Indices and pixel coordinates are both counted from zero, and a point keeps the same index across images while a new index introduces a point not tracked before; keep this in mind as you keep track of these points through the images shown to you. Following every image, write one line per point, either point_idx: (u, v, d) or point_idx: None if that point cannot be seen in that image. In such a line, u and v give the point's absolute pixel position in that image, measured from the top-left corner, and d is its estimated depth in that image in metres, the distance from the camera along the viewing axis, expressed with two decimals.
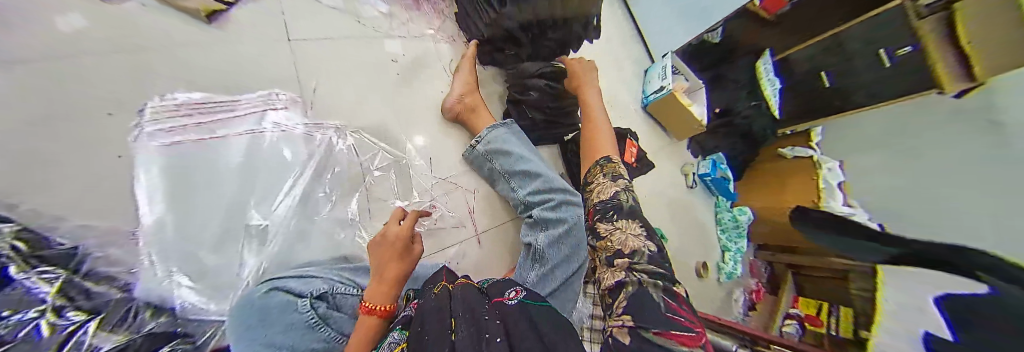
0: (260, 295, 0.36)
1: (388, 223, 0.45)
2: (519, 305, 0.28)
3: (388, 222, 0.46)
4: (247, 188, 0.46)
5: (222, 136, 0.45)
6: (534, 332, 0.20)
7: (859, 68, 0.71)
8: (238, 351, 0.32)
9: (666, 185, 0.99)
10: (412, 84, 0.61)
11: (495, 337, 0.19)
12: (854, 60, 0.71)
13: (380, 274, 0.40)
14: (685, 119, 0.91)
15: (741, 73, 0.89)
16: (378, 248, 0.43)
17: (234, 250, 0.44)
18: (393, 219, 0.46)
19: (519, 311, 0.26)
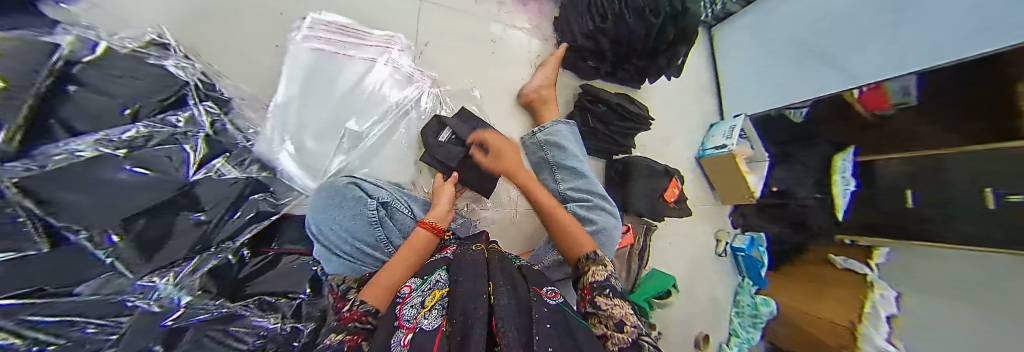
0: (343, 185, 0.45)
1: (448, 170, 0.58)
2: (557, 307, 0.34)
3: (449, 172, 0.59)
4: (351, 102, 0.55)
5: (351, 56, 0.55)
6: (569, 334, 0.28)
7: (955, 200, 0.62)
8: (318, 222, 0.43)
9: (694, 244, 0.96)
10: (500, 65, 0.69)
11: (541, 323, 0.28)
12: (953, 191, 0.62)
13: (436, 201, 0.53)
14: (739, 188, 0.90)
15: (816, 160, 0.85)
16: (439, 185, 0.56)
17: (329, 146, 0.54)
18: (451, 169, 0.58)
19: (561, 312, 0.33)
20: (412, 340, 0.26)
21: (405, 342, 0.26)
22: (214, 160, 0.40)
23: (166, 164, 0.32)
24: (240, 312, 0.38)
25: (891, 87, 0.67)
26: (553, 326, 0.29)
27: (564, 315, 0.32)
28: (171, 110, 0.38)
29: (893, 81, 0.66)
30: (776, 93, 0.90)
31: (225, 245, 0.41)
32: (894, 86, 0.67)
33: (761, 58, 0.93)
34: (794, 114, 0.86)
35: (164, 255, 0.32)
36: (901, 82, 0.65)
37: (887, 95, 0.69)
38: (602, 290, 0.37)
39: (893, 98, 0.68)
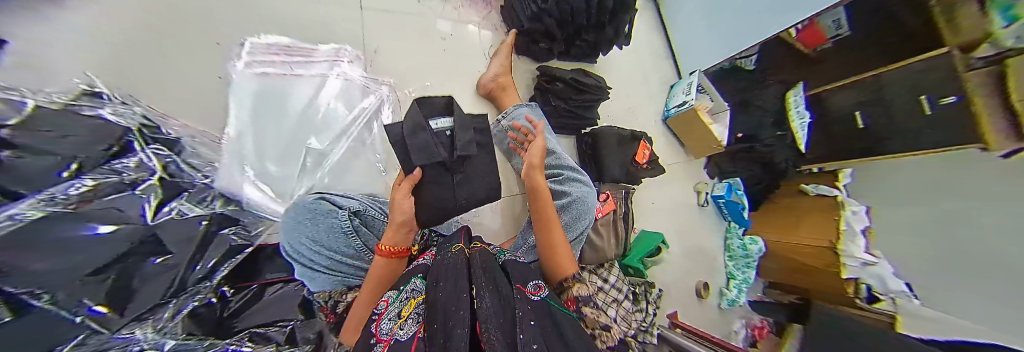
0: (310, 201, 0.44)
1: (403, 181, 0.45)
2: (541, 302, 0.37)
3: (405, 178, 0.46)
4: (308, 120, 0.54)
5: (299, 74, 0.54)
6: (553, 327, 0.33)
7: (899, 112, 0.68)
8: (289, 241, 0.42)
9: (676, 200, 1.00)
10: (454, 61, 0.70)
11: (526, 322, 0.31)
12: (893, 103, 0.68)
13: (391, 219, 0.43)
14: (706, 139, 0.94)
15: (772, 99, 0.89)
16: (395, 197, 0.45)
17: (292, 168, 0.53)
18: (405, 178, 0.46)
19: (544, 307, 0.36)
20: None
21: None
22: (173, 201, 0.39)
23: (121, 214, 0.31)
24: (232, 347, 0.37)
25: (824, 21, 0.69)
26: (538, 322, 0.33)
27: (548, 308, 0.36)
28: (114, 159, 0.36)
29: (826, 16, 0.67)
30: (723, 47, 0.92)
31: (198, 287, 0.39)
32: (827, 20, 0.68)
33: (704, 15, 0.95)
34: (745, 64, 0.89)
35: (139, 300, 0.30)
36: (833, 16, 0.67)
37: (821, 30, 0.71)
38: (585, 301, 0.41)
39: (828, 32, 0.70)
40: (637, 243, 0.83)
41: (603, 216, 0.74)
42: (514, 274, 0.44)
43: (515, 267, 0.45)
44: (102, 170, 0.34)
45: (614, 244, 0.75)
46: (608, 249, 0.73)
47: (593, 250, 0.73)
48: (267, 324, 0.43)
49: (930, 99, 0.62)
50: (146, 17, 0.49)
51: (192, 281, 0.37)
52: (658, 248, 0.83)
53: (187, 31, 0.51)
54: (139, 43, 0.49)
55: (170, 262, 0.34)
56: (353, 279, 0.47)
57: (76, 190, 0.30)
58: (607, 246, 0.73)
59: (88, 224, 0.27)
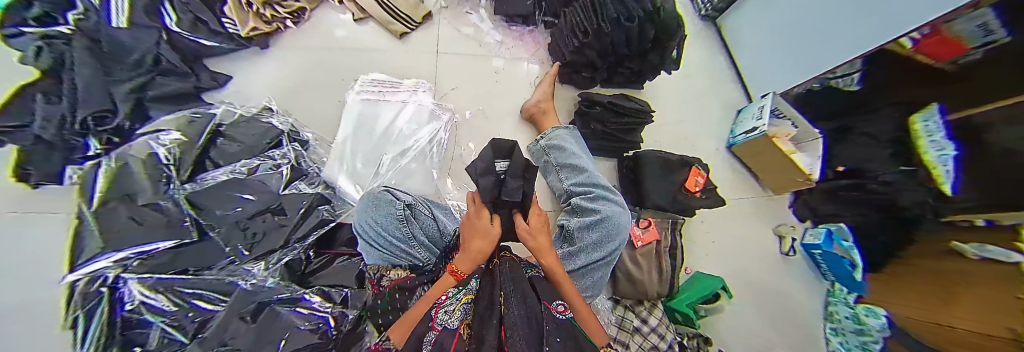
0: (379, 191, 0.57)
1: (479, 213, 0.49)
2: (567, 323, 0.37)
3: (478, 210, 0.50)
4: (388, 134, 0.69)
5: (388, 100, 0.71)
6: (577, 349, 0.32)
7: None
8: (359, 220, 0.54)
9: (743, 242, 0.86)
10: (505, 90, 0.81)
11: (552, 337, 0.31)
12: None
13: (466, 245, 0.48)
14: (787, 171, 0.81)
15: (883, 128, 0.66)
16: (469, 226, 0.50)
17: (370, 168, 0.67)
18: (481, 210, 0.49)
19: (568, 328, 0.36)
20: (437, 339, 0.30)
21: (431, 343, 0.30)
22: (295, 181, 0.59)
23: (261, 184, 0.54)
24: (302, 297, 0.51)
25: (959, 28, 0.43)
26: (563, 341, 0.32)
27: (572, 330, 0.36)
28: (272, 149, 0.59)
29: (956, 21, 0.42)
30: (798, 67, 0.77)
31: (292, 246, 0.55)
32: (964, 28, 0.43)
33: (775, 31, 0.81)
34: (844, 83, 0.69)
35: (264, 243, 0.51)
36: (975, 19, 0.40)
37: (959, 38, 0.45)
38: None
39: (970, 39, 0.44)
40: (689, 286, 0.72)
41: (643, 245, 0.68)
42: (540, 290, 0.44)
43: (542, 285, 0.45)
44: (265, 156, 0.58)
45: (657, 279, 0.67)
46: (648, 283, 0.66)
47: (631, 283, 0.67)
48: (334, 285, 0.55)
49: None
50: (308, 65, 0.75)
51: (296, 239, 0.55)
52: (715, 295, 0.70)
53: (327, 72, 0.75)
54: (300, 80, 0.74)
55: (282, 221, 0.53)
56: (394, 259, 0.54)
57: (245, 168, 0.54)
58: (646, 280, 0.66)
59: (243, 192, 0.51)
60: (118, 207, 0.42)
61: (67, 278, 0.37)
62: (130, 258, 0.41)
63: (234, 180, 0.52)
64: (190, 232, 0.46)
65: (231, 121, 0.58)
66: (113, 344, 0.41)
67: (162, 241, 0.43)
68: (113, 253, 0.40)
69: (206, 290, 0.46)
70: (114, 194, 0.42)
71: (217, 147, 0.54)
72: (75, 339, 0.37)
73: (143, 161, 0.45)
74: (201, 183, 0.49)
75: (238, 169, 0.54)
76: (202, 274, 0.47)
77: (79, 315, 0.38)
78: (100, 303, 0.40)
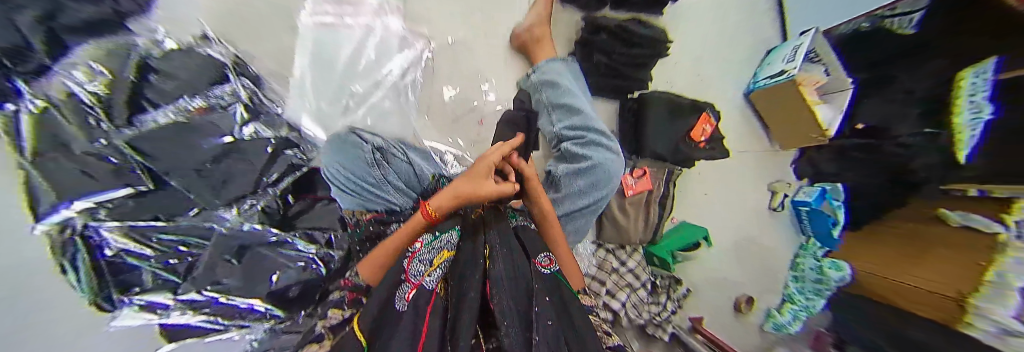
0: (345, 132, 0.51)
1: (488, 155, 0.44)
2: (552, 276, 0.37)
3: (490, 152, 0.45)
4: (352, 65, 0.58)
5: (348, 22, 0.57)
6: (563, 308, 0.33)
7: None
8: (326, 165, 0.49)
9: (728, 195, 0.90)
10: (493, 16, 0.69)
11: (540, 296, 0.32)
12: None
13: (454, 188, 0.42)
14: (803, 123, 0.74)
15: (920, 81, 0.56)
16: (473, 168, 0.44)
17: (338, 106, 0.59)
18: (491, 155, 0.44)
19: (553, 283, 0.36)
20: (413, 297, 0.29)
21: (407, 298, 0.29)
22: (253, 122, 0.51)
23: (215, 128, 0.46)
24: (287, 240, 0.52)
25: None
26: (549, 298, 0.33)
27: (558, 285, 0.36)
28: (218, 84, 0.49)
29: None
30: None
31: (265, 191, 0.51)
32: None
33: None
34: (902, 24, 0.59)
35: (232, 190, 0.46)
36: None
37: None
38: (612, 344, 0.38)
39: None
40: (671, 233, 0.74)
41: (634, 194, 0.67)
42: (526, 242, 0.42)
43: (529, 236, 0.43)
44: (213, 92, 0.48)
45: (642, 226, 0.68)
46: (632, 229, 0.67)
47: (615, 228, 0.68)
48: (314, 229, 0.57)
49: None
50: None
51: (269, 183, 0.52)
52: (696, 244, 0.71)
53: None
54: None
55: (247, 169, 0.48)
56: (371, 202, 0.51)
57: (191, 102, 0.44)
58: (631, 227, 0.67)
59: (218, 135, 0.46)
60: (57, 159, 0.32)
61: (30, 229, 0.31)
62: (94, 206, 0.35)
63: (181, 126, 0.42)
64: (142, 179, 0.38)
65: (160, 52, 0.44)
66: (109, 285, 0.38)
67: (108, 193, 0.35)
68: (71, 204, 0.33)
69: (184, 234, 0.43)
70: None
71: (151, 85, 0.41)
72: (70, 284, 0.35)
73: (71, 109, 0.34)
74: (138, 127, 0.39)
75: (183, 108, 0.43)
76: (178, 220, 0.42)
77: (61, 263, 0.34)
78: (81, 251, 0.35)
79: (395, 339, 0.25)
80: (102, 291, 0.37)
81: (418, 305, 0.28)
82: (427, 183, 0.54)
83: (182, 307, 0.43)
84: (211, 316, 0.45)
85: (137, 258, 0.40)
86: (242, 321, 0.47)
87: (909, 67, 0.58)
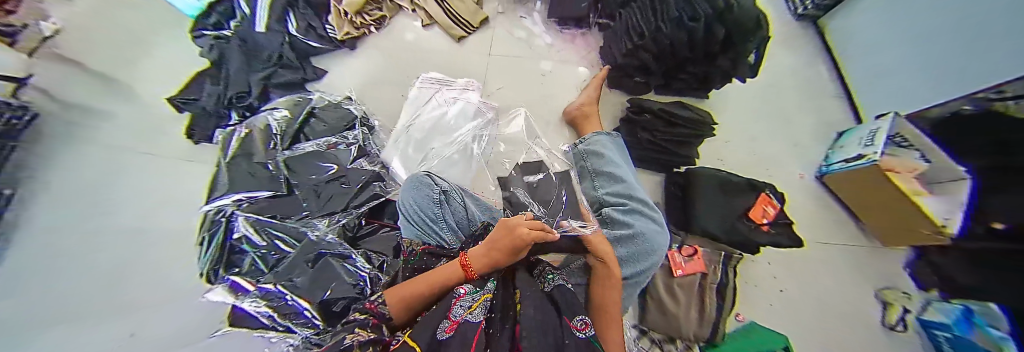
0: (421, 174, 0.64)
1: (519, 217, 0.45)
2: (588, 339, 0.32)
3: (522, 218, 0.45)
4: (437, 125, 0.77)
5: (440, 95, 0.79)
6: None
7: None
8: (404, 198, 0.61)
9: (830, 299, 0.69)
10: (550, 91, 0.83)
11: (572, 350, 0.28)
12: None
13: (491, 244, 0.43)
14: (907, 219, 0.63)
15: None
16: (500, 232, 0.44)
17: (419, 154, 0.74)
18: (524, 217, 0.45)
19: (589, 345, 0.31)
20: (456, 328, 0.29)
21: (447, 330, 0.30)
22: (359, 160, 0.68)
23: (335, 159, 0.64)
24: (350, 255, 0.57)
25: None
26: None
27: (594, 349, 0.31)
28: (347, 130, 0.69)
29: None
30: (974, 72, 0.53)
31: (350, 210, 0.62)
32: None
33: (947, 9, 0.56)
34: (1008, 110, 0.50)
35: (330, 205, 0.60)
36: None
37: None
38: None
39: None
40: (740, 338, 0.61)
41: (683, 275, 0.60)
42: (562, 301, 0.39)
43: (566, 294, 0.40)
44: (339, 135, 0.68)
45: (696, 319, 0.58)
46: (682, 318, 0.58)
47: (662, 313, 0.60)
48: (377, 253, 0.62)
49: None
50: (381, 59, 0.86)
51: (353, 206, 0.63)
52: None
53: (397, 67, 0.86)
54: (372, 72, 0.85)
55: (343, 190, 0.62)
56: (427, 237, 0.58)
57: (324, 140, 0.66)
58: (681, 315, 0.58)
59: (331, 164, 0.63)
60: (239, 163, 0.57)
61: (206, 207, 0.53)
62: (243, 200, 0.55)
63: (316, 153, 0.63)
64: (281, 186, 0.58)
65: (323, 105, 0.70)
66: (223, 261, 0.52)
67: (258, 191, 0.56)
68: (231, 195, 0.54)
69: (288, 236, 0.55)
70: (241, 151, 0.58)
71: (310, 125, 0.67)
72: (199, 254, 0.50)
73: (262, 136, 0.61)
74: (294, 152, 0.62)
75: (320, 143, 0.65)
76: (286, 221, 0.57)
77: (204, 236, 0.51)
78: (219, 229, 0.53)
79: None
80: (215, 265, 0.51)
81: (462, 337, 0.28)
82: (475, 228, 0.60)
83: (256, 296, 0.46)
84: (271, 311, 0.45)
85: (250, 246, 0.54)
86: (290, 322, 0.45)
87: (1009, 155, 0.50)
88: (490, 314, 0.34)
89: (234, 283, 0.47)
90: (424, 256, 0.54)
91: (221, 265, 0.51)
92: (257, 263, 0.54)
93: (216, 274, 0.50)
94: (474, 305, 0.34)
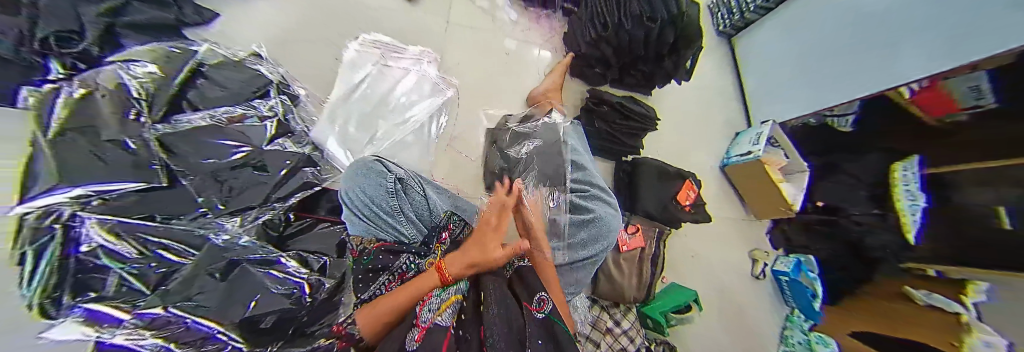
0: (369, 161, 0.56)
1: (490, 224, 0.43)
2: (544, 320, 0.36)
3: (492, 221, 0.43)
4: (385, 100, 0.67)
5: (388, 65, 0.68)
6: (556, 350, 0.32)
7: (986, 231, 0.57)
8: (347, 189, 0.53)
9: (722, 259, 0.90)
10: (513, 72, 0.80)
11: (534, 339, 0.32)
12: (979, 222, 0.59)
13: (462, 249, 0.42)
14: (773, 198, 0.85)
15: (867, 169, 0.76)
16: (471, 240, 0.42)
17: (364, 135, 0.65)
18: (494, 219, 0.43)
19: (547, 327, 0.35)
20: (424, 336, 0.30)
21: (416, 339, 0.30)
22: (280, 138, 0.54)
23: (246, 139, 0.49)
24: (278, 259, 0.46)
25: (955, 87, 0.57)
26: (544, 342, 0.33)
27: (553, 327, 0.36)
28: (258, 99, 0.54)
29: (958, 80, 0.56)
30: (875, 79, 0.68)
31: (271, 205, 0.50)
32: (959, 86, 0.56)
33: (856, 23, 0.71)
34: (839, 123, 0.79)
35: (242, 199, 0.46)
36: (968, 81, 0.55)
37: (950, 95, 0.58)
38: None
39: (961, 100, 0.58)
40: (663, 294, 0.74)
41: (628, 249, 0.69)
42: (520, 283, 0.41)
43: (523, 279, 0.41)
44: (246, 106, 0.52)
45: (636, 284, 0.68)
46: (627, 286, 0.67)
47: (611, 284, 0.68)
48: (314, 252, 0.53)
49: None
50: (305, 11, 0.69)
51: (276, 198, 0.51)
52: (687, 305, 0.72)
53: (329, 25, 0.70)
54: (293, 29, 0.68)
55: (262, 179, 0.49)
56: (381, 234, 0.52)
57: (225, 110, 0.49)
58: (626, 283, 0.67)
59: (238, 145, 0.48)
60: (76, 139, 0.33)
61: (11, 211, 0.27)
62: (91, 196, 0.33)
63: (215, 128, 0.47)
64: (159, 176, 0.39)
65: (216, 63, 0.52)
66: (63, 286, 0.30)
67: (125, 183, 0.35)
68: (69, 189, 0.30)
69: (178, 241, 0.39)
70: (73, 124, 0.34)
71: (196, 88, 0.48)
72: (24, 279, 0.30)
73: (111, 100, 0.38)
74: (173, 125, 0.43)
75: (218, 116, 0.48)
76: (171, 222, 0.40)
77: (27, 251, 0.30)
78: (53, 241, 0.31)
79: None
80: (54, 291, 0.29)
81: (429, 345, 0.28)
82: (436, 218, 0.56)
83: (135, 325, 0.29)
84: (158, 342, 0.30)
85: (110, 258, 0.33)
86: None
87: (846, 157, 0.80)
88: (455, 308, 0.36)
89: (94, 312, 0.28)
90: (379, 252, 0.48)
91: (63, 291, 0.30)
92: (130, 283, 0.33)
93: (55, 304, 0.29)
94: (433, 306, 0.35)
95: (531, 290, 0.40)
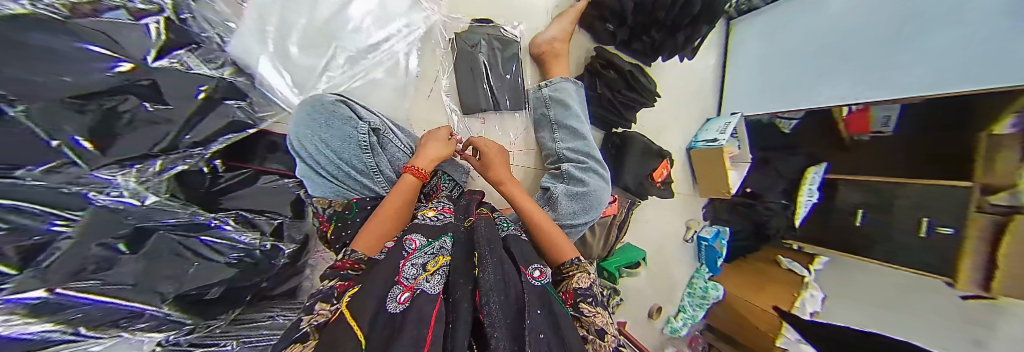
0: (330, 102, 0.45)
1: (437, 131, 0.54)
2: (541, 288, 0.35)
3: (438, 132, 0.53)
4: (342, 13, 0.53)
5: None
6: (554, 327, 0.30)
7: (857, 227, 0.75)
8: (298, 135, 0.43)
9: (666, 226, 1.06)
10: (512, 9, 0.69)
11: (533, 310, 0.30)
12: (839, 213, 0.79)
13: (426, 149, 0.50)
14: (718, 181, 0.98)
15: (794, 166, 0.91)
16: (430, 141, 0.52)
17: (318, 61, 0.53)
18: (440, 130, 0.54)
19: (541, 295, 0.34)
20: (411, 299, 0.28)
21: (401, 300, 0.29)
22: (178, 50, 0.39)
23: (116, 46, 0.32)
24: (213, 223, 0.39)
25: (876, 112, 0.69)
26: (543, 311, 0.31)
27: (547, 296, 0.34)
28: None
29: (880, 107, 0.68)
30: (827, 88, 0.78)
31: (187, 150, 0.39)
32: (879, 112, 0.69)
33: (841, 28, 0.74)
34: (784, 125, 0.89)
35: (127, 140, 0.32)
36: (887, 109, 0.67)
37: (870, 119, 0.71)
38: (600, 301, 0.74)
39: (874, 126, 0.70)
40: (618, 253, 0.85)
41: (604, 216, 0.73)
42: (517, 252, 0.42)
43: (519, 250, 0.42)
44: None
45: (602, 245, 0.75)
46: (596, 246, 0.74)
47: (581, 244, 0.74)
48: (254, 212, 0.46)
49: (864, 213, 0.74)
50: None
51: (187, 145, 0.38)
52: (637, 262, 0.85)
53: None
54: None
55: (163, 115, 0.35)
56: (354, 194, 0.47)
57: None
58: (595, 244, 0.74)
59: (114, 60, 0.31)
60: None
61: None
62: None
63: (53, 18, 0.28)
64: None
65: None
66: None
67: None
68: None
69: (26, 201, 0.25)
70: None
71: None
72: None
73: None
74: None
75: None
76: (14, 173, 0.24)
77: None
78: None
79: (401, 337, 0.23)
80: None
81: (420, 310, 0.26)
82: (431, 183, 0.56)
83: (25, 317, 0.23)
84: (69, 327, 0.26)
85: None
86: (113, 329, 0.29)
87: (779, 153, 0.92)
88: (440, 274, 0.34)
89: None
90: (361, 207, 0.45)
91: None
92: None
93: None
94: (421, 266, 0.35)
95: (528, 261, 0.40)
